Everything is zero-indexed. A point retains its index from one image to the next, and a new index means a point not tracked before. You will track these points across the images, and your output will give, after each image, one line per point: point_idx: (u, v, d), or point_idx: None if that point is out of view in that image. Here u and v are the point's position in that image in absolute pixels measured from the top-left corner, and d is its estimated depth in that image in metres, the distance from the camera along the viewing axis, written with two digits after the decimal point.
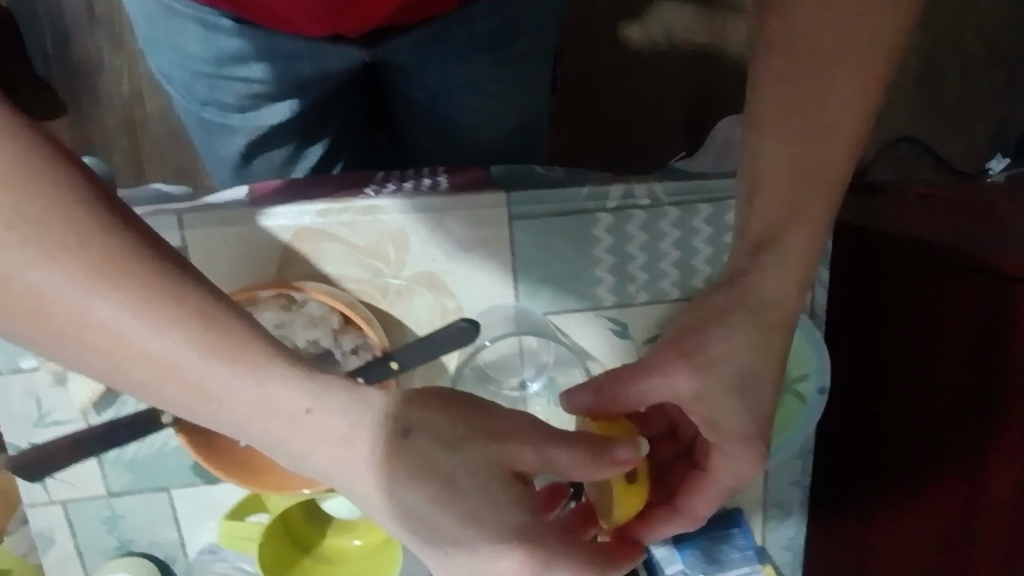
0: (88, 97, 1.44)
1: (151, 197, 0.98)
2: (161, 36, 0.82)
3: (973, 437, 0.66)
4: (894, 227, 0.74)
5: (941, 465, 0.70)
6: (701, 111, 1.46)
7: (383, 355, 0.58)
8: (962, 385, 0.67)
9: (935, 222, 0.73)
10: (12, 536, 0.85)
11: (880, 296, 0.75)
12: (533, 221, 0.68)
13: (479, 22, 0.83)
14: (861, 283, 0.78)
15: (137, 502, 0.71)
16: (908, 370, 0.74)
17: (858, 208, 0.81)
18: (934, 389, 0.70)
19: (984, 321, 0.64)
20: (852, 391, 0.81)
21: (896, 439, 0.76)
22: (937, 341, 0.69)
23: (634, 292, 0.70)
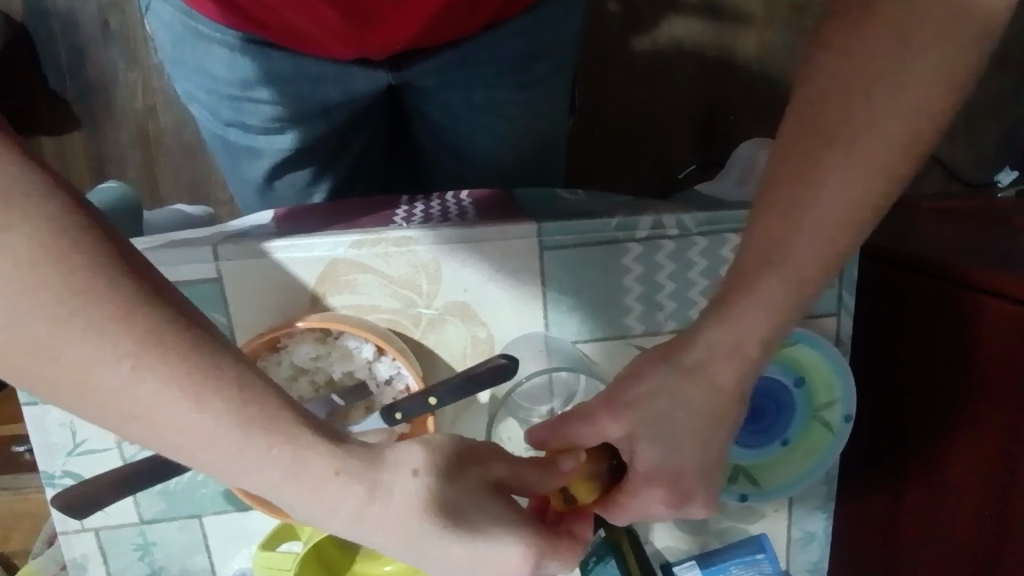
0: (102, 113, 1.45)
1: (174, 219, 0.99)
2: (186, 60, 0.80)
3: (1002, 459, 0.68)
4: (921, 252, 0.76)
5: (967, 488, 0.71)
6: (712, 127, 1.49)
7: (421, 389, 0.59)
8: (990, 398, 0.68)
9: (961, 248, 0.75)
10: (41, 558, 0.86)
11: (906, 308, 0.77)
12: (563, 251, 0.68)
13: (503, 46, 0.83)
14: (887, 307, 0.80)
15: (169, 529, 0.72)
16: (931, 393, 0.75)
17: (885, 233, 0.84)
18: (959, 412, 0.72)
19: (1013, 335, 0.65)
20: (876, 412, 0.83)
21: (921, 461, 0.77)
22: (961, 365, 0.71)
23: (662, 320, 0.71)
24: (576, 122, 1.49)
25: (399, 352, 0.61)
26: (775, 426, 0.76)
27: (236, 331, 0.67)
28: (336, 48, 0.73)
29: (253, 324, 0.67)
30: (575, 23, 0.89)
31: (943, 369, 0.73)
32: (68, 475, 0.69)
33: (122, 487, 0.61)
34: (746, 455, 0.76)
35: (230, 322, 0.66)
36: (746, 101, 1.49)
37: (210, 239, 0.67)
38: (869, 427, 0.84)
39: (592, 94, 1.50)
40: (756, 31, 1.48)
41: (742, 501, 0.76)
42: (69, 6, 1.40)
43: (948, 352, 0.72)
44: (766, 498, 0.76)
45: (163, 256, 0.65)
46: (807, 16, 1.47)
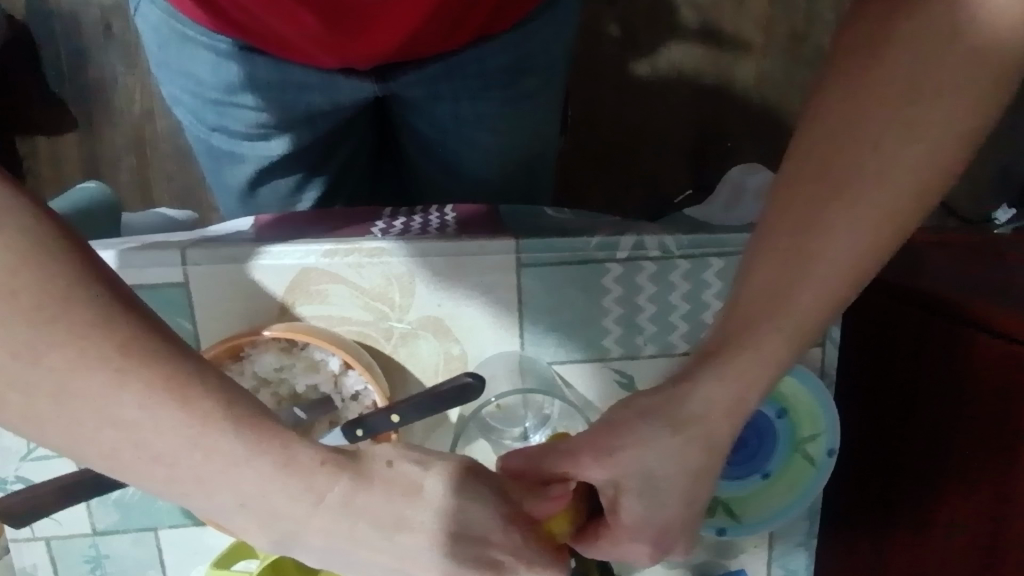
0: (99, 116, 1.45)
1: (155, 221, 0.97)
2: (172, 62, 0.79)
3: (990, 502, 0.65)
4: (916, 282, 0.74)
5: (954, 529, 0.69)
6: (707, 151, 1.48)
7: (384, 406, 0.56)
8: (983, 435, 0.66)
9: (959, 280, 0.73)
10: None
11: (897, 338, 0.75)
12: (541, 269, 0.67)
13: (491, 60, 0.82)
14: (879, 337, 0.78)
15: (122, 542, 0.69)
16: (920, 429, 0.73)
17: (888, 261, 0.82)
18: (947, 449, 0.70)
19: (1008, 371, 0.63)
20: (864, 446, 0.80)
21: (908, 499, 0.74)
22: (951, 400, 0.69)
23: (642, 344, 0.69)
24: (573, 142, 1.49)
25: (363, 367, 0.58)
26: (757, 458, 0.74)
27: (202, 338, 0.65)
28: (321, 57, 0.72)
29: (220, 332, 0.65)
30: (566, 40, 0.88)
31: (936, 401, 0.71)
32: (21, 481, 0.67)
33: (73, 492, 0.59)
34: (726, 487, 0.74)
35: (196, 329, 0.65)
36: (743, 126, 1.48)
37: (179, 242, 0.65)
38: (858, 458, 0.81)
39: (588, 114, 1.49)
40: (755, 58, 1.48)
41: (719, 534, 0.73)
42: (72, 9, 1.40)
43: (941, 385, 0.70)
44: (744, 532, 0.72)
45: (129, 257, 0.63)
46: (805, 45, 1.47)
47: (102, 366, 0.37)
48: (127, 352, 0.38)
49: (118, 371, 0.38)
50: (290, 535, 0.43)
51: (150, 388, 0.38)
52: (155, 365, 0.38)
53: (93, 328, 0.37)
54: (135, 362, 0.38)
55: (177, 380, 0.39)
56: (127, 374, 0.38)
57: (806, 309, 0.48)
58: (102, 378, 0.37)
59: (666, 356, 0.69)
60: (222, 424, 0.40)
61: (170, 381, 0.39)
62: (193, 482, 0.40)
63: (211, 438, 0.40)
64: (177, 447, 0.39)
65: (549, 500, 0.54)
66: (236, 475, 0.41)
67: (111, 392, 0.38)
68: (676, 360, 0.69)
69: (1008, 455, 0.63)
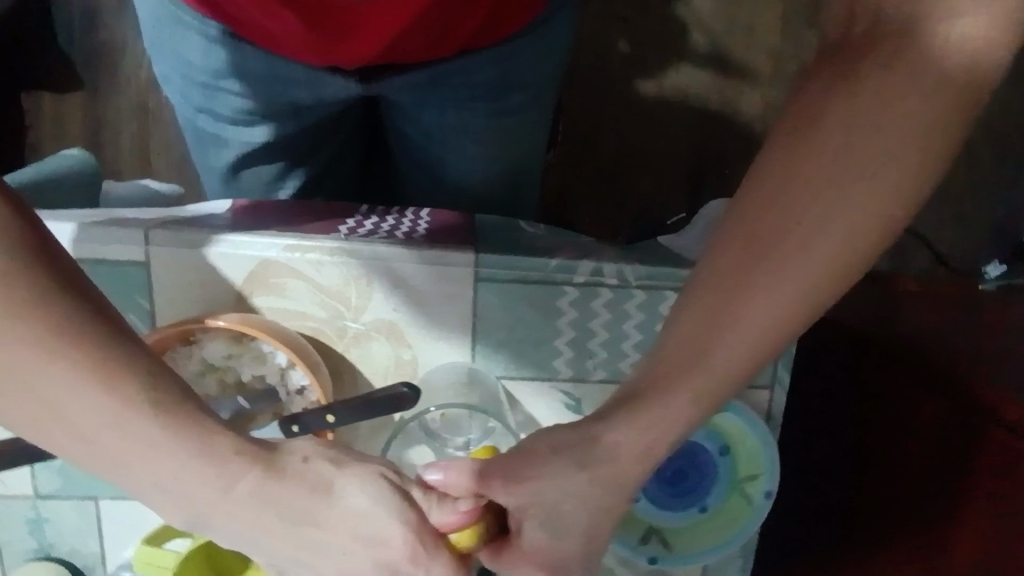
0: (105, 80, 1.46)
1: (139, 193, 0.98)
2: (164, 41, 0.80)
3: (950, 550, 0.71)
4: (907, 339, 0.76)
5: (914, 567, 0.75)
6: (701, 178, 1.49)
7: (322, 405, 0.58)
8: (928, 473, 0.72)
9: (947, 343, 0.76)
10: None
11: (880, 390, 0.78)
12: (499, 285, 0.68)
13: (478, 72, 0.83)
14: (861, 383, 0.80)
15: (63, 508, 0.70)
16: (892, 476, 0.76)
17: (873, 306, 0.84)
18: (915, 499, 0.74)
19: (955, 421, 0.70)
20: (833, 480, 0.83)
21: (872, 535, 0.79)
22: (926, 458, 0.73)
23: (592, 368, 0.70)
24: (569, 154, 1.49)
25: (307, 367, 0.60)
26: (695, 491, 0.75)
27: (158, 318, 0.66)
28: (307, 55, 0.73)
29: (177, 314, 0.66)
30: (557, 57, 0.89)
31: (889, 440, 0.77)
32: None
33: (12, 457, 0.60)
34: (659, 515, 0.74)
35: (153, 309, 0.66)
36: (740, 155, 1.48)
37: (146, 222, 0.66)
38: (805, 481, 0.87)
39: (587, 128, 1.49)
40: (760, 90, 1.49)
41: (651, 562, 0.74)
42: None
43: (894, 427, 0.76)
44: (674, 563, 0.73)
45: (93, 232, 0.64)
46: None
47: (30, 344, 0.38)
48: (57, 332, 0.39)
49: (46, 350, 0.38)
50: (206, 522, 0.45)
51: (78, 369, 0.39)
52: (86, 348, 0.39)
53: (25, 306, 0.38)
54: (65, 343, 0.39)
55: (105, 364, 0.40)
56: (55, 354, 0.39)
57: (736, 357, 0.49)
58: (30, 356, 0.38)
59: (614, 383, 0.70)
60: (147, 410, 0.41)
61: (100, 363, 0.40)
62: (113, 461, 0.41)
63: (136, 421, 0.41)
64: (101, 428, 0.40)
65: (456, 513, 0.54)
66: (157, 458, 0.42)
67: (38, 370, 0.38)
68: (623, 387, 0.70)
69: (952, 494, 0.70)
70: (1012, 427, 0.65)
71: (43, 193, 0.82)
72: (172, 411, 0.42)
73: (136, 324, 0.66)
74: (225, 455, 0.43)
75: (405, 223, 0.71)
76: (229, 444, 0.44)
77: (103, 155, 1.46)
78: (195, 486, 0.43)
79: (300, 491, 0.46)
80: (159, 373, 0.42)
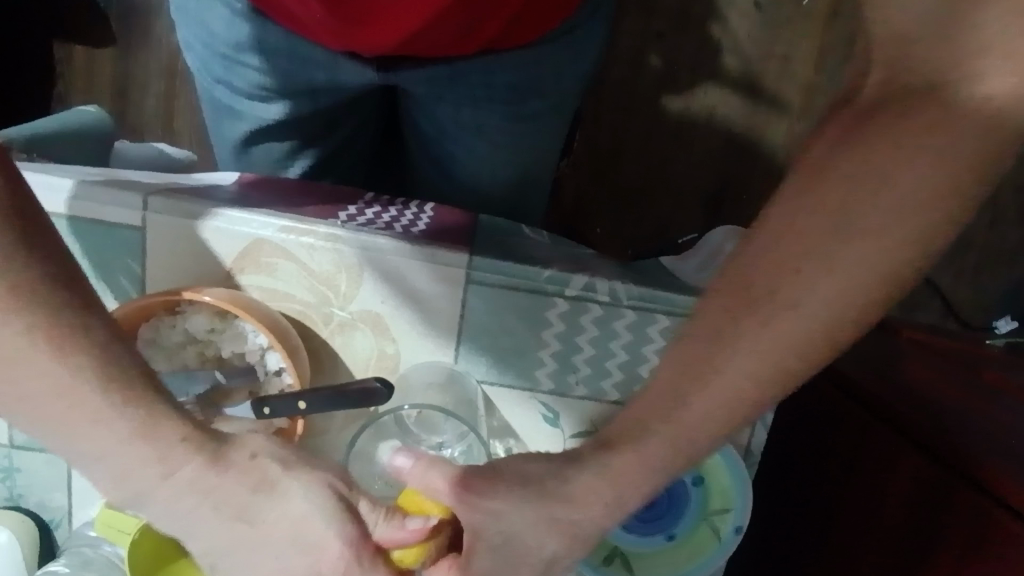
0: (138, 38, 1.47)
1: (152, 156, 0.99)
2: (190, 9, 0.81)
3: None
4: (899, 399, 0.75)
5: None
6: (716, 202, 1.48)
7: (295, 391, 0.58)
8: (903, 534, 0.71)
9: (948, 407, 0.73)
10: None
11: (866, 444, 0.77)
12: (488, 290, 0.67)
13: (498, 74, 0.83)
14: (851, 436, 0.79)
15: (35, 460, 0.71)
16: (868, 533, 0.75)
17: (877, 363, 0.84)
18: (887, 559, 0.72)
19: (931, 481, 0.68)
20: (813, 528, 0.83)
21: None
22: (902, 520, 0.71)
23: (573, 383, 0.70)
24: (587, 163, 1.48)
25: (285, 353, 0.60)
26: (664, 516, 0.74)
27: (147, 284, 0.67)
28: (325, 38, 0.74)
29: (167, 282, 0.66)
30: (579, 68, 0.88)
31: (868, 495, 0.75)
32: None
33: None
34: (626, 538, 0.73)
35: (144, 274, 0.66)
36: (760, 187, 1.48)
37: (147, 187, 0.67)
38: (789, 519, 0.87)
39: (607, 138, 1.48)
40: (787, 122, 1.47)
41: None
42: None
43: (874, 480, 0.75)
44: None
45: (93, 191, 0.64)
46: None
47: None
48: (11, 291, 0.39)
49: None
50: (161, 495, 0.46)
51: (30, 331, 0.40)
52: (38, 310, 0.40)
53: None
54: (17, 303, 0.39)
55: (56, 328, 0.41)
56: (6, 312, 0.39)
57: (709, 393, 0.48)
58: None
59: (594, 401, 0.70)
60: (94, 378, 0.42)
61: (51, 327, 0.41)
62: (53, 426, 0.43)
63: (80, 388, 0.42)
64: (42, 390, 0.41)
65: (404, 530, 0.56)
66: (100, 428, 0.43)
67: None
68: (603, 406, 0.69)
69: (920, 557, 0.68)
70: (986, 489, 0.64)
71: (49, 149, 0.81)
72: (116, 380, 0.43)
73: (126, 287, 0.67)
74: (169, 442, 0.45)
75: (405, 217, 0.71)
76: (174, 428, 0.45)
77: (128, 112, 1.47)
78: (142, 460, 0.45)
79: (239, 488, 0.49)
80: (109, 342, 0.43)
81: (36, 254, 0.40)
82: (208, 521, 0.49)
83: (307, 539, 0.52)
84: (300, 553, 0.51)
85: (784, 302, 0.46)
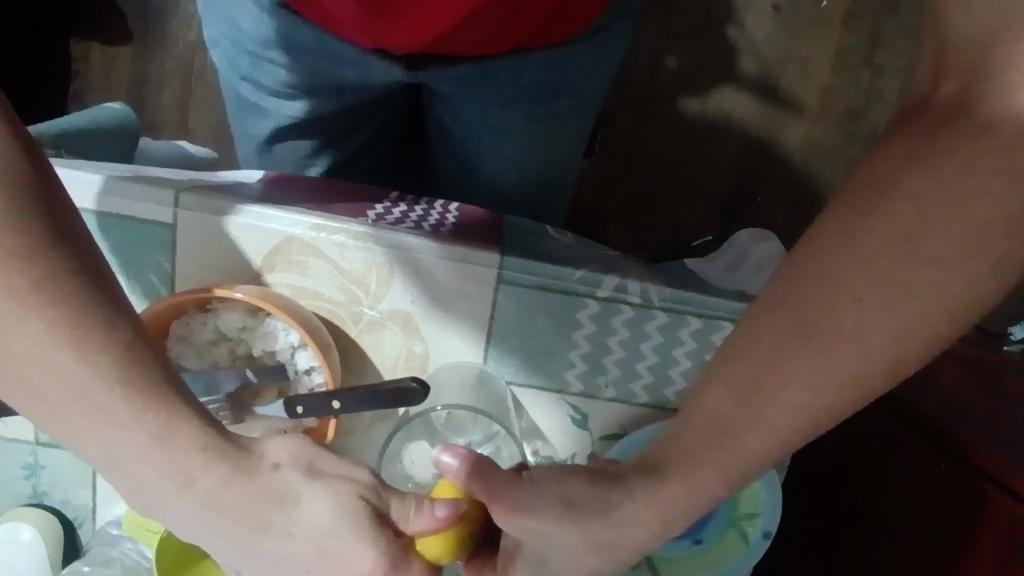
0: (155, 36, 1.47)
1: (173, 154, 0.99)
2: (218, 5, 0.80)
3: None
4: (934, 412, 0.75)
5: None
6: (734, 204, 1.47)
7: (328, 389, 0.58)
8: (929, 542, 0.70)
9: (984, 419, 0.72)
10: None
11: (896, 455, 0.77)
12: (520, 290, 0.67)
13: (526, 72, 0.82)
14: (882, 448, 0.79)
15: (60, 458, 0.70)
16: (894, 542, 0.74)
17: (917, 382, 0.83)
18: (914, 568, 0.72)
19: (961, 488, 0.68)
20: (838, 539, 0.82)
21: None
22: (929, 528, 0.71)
23: (603, 386, 0.69)
24: (604, 164, 1.47)
25: (318, 352, 0.60)
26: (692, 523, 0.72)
27: (177, 281, 0.66)
28: (356, 34, 0.73)
29: (197, 279, 0.66)
30: (606, 66, 0.88)
31: (896, 504, 0.75)
32: None
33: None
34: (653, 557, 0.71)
35: (174, 271, 0.66)
36: (778, 189, 1.47)
37: (176, 183, 0.66)
38: (813, 525, 0.87)
39: (625, 140, 1.47)
40: (804, 124, 1.46)
41: None
42: None
43: (903, 487, 0.75)
44: None
45: (123, 187, 0.64)
46: (859, 121, 1.45)
47: (6, 299, 0.38)
48: (38, 289, 0.39)
49: (23, 307, 0.39)
50: (201, 489, 0.46)
51: (54, 329, 0.40)
52: (64, 309, 0.40)
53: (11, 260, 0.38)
54: (42, 301, 0.39)
55: (75, 328, 0.40)
56: (30, 312, 0.39)
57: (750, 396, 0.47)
58: (4, 310, 0.38)
59: (623, 403, 0.69)
60: (111, 381, 0.42)
61: (75, 325, 0.40)
62: (70, 428, 0.43)
63: (96, 391, 0.42)
64: (55, 390, 0.41)
65: (431, 518, 0.55)
66: (119, 430, 0.43)
67: (11, 324, 0.39)
68: (633, 408, 0.69)
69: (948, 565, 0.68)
70: (1017, 495, 0.63)
71: (76, 147, 0.81)
72: (136, 383, 0.43)
73: (155, 284, 0.66)
74: (200, 443, 0.45)
75: (433, 215, 0.70)
76: (194, 436, 0.45)
77: (144, 109, 1.48)
78: (172, 462, 0.44)
79: (265, 502, 0.48)
80: (132, 341, 0.43)
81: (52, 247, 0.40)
82: (242, 525, 0.48)
83: (334, 542, 0.51)
84: (330, 556, 0.51)
85: (831, 304, 0.45)
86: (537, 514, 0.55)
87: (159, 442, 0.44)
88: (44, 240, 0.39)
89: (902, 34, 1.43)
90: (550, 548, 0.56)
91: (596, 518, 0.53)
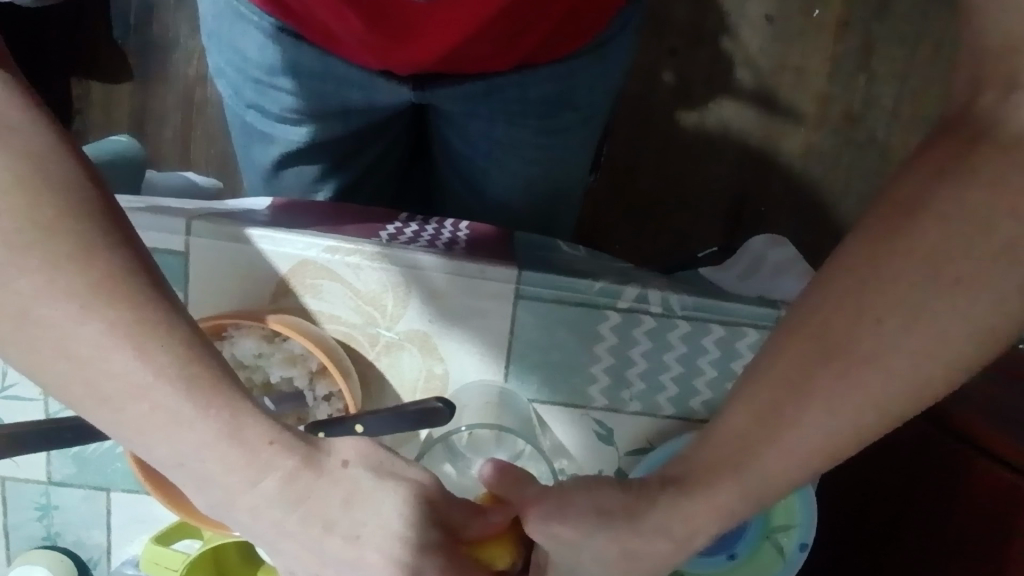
0: (156, 71, 1.48)
1: (180, 185, 0.99)
2: (223, 35, 0.80)
3: None
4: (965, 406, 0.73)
5: None
6: (740, 214, 1.46)
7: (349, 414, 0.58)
8: (962, 539, 0.69)
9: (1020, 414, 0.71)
10: None
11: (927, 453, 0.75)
12: (539, 304, 0.65)
13: (532, 88, 0.82)
14: (914, 446, 0.78)
15: (73, 497, 0.68)
16: (925, 539, 0.73)
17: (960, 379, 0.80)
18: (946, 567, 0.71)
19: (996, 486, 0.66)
20: (866, 535, 0.81)
21: None
22: (962, 527, 0.69)
23: (627, 399, 0.67)
24: (608, 179, 1.47)
25: (337, 376, 0.58)
26: (726, 538, 0.70)
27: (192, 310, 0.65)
28: (364, 56, 0.73)
29: (211, 307, 0.65)
30: (610, 80, 0.88)
31: (927, 501, 0.74)
32: None
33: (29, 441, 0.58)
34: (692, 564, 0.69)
35: (187, 300, 0.65)
36: (782, 197, 1.47)
37: (187, 212, 0.66)
38: (845, 535, 0.84)
39: (627, 154, 1.47)
40: (804, 131, 1.46)
41: None
42: None
43: (939, 489, 0.73)
44: None
45: (135, 217, 0.63)
46: (859, 126, 1.45)
47: (68, 302, 0.39)
48: (97, 291, 0.40)
49: (84, 309, 0.39)
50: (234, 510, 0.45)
51: (113, 331, 0.40)
52: (122, 310, 0.40)
53: (67, 262, 0.39)
54: (102, 303, 0.40)
55: (138, 327, 0.41)
56: (92, 313, 0.40)
57: (793, 391, 0.46)
58: (66, 312, 0.39)
59: (648, 416, 0.68)
60: (171, 384, 0.42)
61: (133, 326, 0.41)
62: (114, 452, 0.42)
63: (158, 396, 0.42)
64: (120, 393, 0.41)
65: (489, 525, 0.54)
66: (181, 435, 0.43)
67: (71, 327, 0.39)
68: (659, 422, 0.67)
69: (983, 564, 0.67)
70: None
71: None
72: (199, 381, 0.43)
73: None
74: (229, 468, 0.44)
75: (444, 233, 0.69)
76: (237, 458, 0.44)
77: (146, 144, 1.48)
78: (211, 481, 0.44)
79: (309, 525, 0.47)
80: (158, 365, 0.41)
81: (81, 271, 0.39)
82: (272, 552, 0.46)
83: (367, 567, 0.49)
84: None
85: (871, 293, 0.44)
86: (571, 520, 0.54)
87: (233, 446, 0.44)
88: (100, 241, 0.40)
89: (895, 37, 1.44)
90: (586, 566, 0.54)
91: (638, 537, 0.51)
